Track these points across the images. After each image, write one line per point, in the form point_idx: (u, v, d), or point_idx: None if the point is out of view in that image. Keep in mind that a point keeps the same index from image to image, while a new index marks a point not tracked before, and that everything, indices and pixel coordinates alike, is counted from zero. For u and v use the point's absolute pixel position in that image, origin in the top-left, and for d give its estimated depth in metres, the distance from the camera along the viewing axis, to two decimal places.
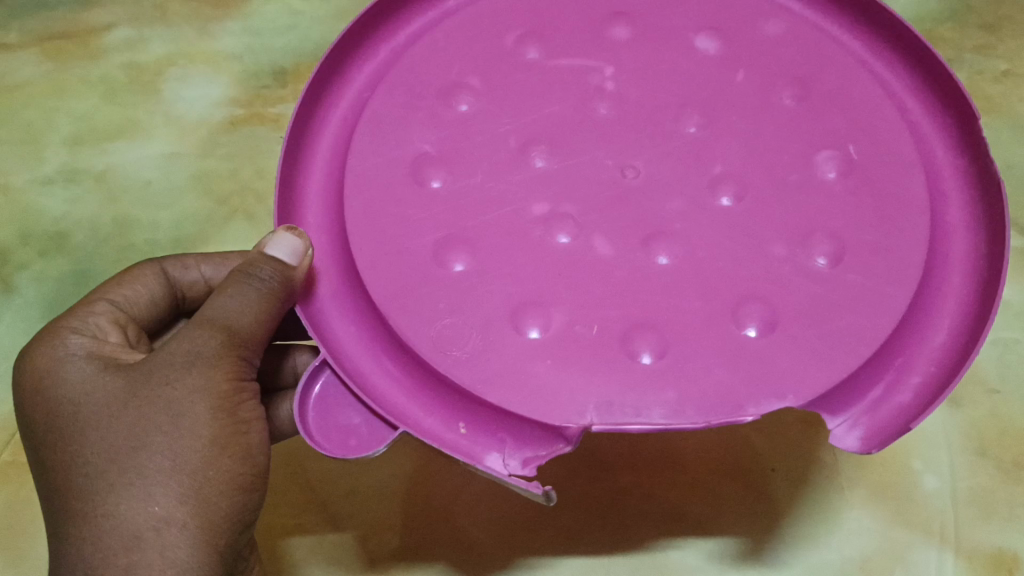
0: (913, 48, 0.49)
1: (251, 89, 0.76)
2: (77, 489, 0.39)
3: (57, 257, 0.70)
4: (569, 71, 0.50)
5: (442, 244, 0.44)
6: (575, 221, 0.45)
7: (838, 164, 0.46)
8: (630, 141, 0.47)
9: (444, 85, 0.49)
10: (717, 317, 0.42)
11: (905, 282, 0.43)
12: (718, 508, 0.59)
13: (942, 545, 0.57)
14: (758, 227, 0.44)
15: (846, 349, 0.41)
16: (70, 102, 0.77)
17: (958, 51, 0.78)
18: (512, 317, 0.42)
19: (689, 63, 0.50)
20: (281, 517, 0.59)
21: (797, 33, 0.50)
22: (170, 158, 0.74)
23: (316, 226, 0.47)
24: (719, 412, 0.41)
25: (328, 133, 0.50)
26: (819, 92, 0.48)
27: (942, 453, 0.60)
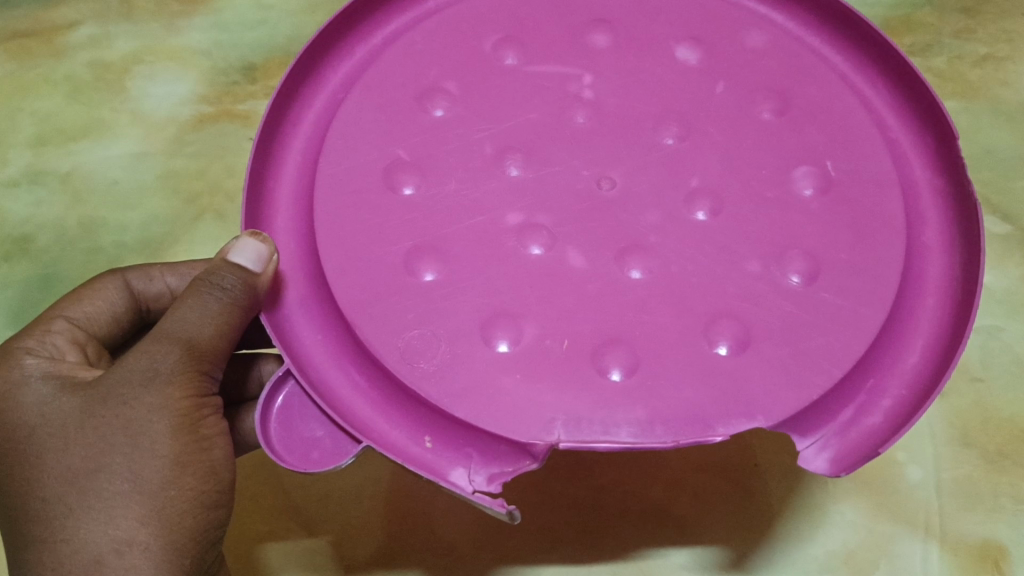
0: (889, 59, 0.49)
1: (218, 85, 0.75)
2: (37, 514, 0.40)
3: (22, 260, 0.69)
4: (547, 78, 0.49)
5: (414, 252, 0.43)
6: (549, 232, 0.44)
7: (816, 181, 0.45)
8: (607, 150, 0.46)
9: (420, 89, 0.48)
10: (687, 334, 0.42)
11: (877, 302, 0.42)
12: (702, 506, 0.58)
13: (927, 537, 0.56)
14: (734, 244, 0.44)
15: (816, 369, 0.41)
16: (34, 103, 0.75)
17: (937, 35, 0.77)
18: (482, 329, 0.42)
19: (667, 71, 0.49)
20: (255, 524, 0.59)
21: (778, 45, 0.50)
22: (136, 157, 0.73)
23: (285, 230, 0.46)
24: (686, 427, 0.40)
25: (301, 133, 0.49)
26: (798, 103, 0.47)
27: (926, 443, 0.60)
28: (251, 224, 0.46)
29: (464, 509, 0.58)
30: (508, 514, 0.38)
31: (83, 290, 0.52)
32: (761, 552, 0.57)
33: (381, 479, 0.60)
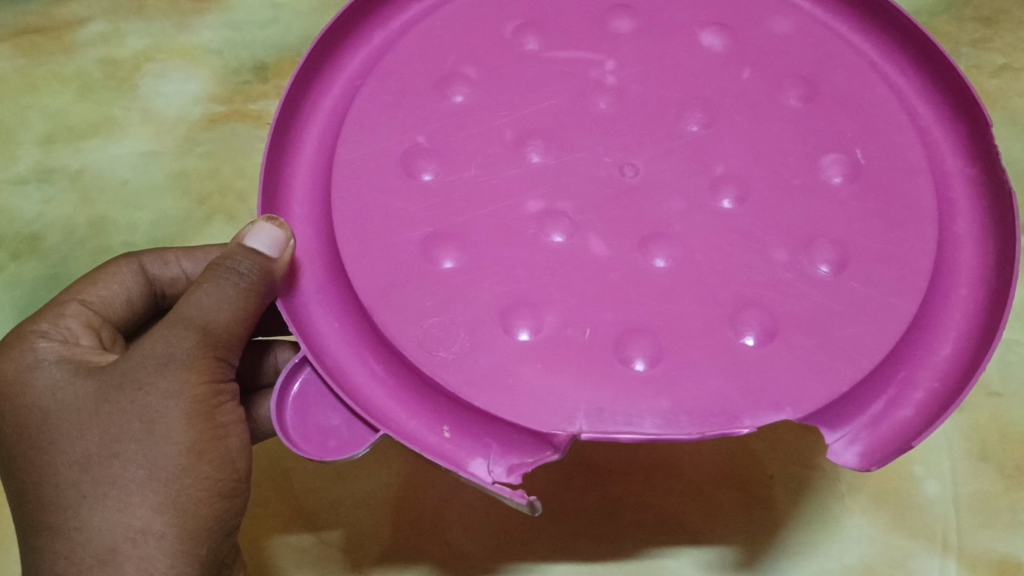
0: (924, 49, 0.48)
1: (230, 85, 0.75)
2: (49, 501, 0.40)
3: (30, 259, 0.68)
4: (568, 63, 0.48)
5: (432, 241, 0.43)
6: (570, 220, 0.43)
7: (844, 168, 0.44)
8: (630, 136, 0.46)
9: (438, 75, 0.47)
10: (713, 323, 0.41)
11: (907, 290, 0.41)
12: (716, 517, 0.58)
13: (946, 552, 0.56)
14: (758, 231, 0.43)
15: (844, 359, 0.40)
16: (44, 99, 0.75)
17: (955, 44, 0.76)
18: (502, 318, 0.41)
19: (692, 58, 0.48)
20: (265, 520, 0.58)
21: (804, 30, 0.49)
22: (147, 156, 0.72)
23: (301, 218, 0.46)
24: (711, 419, 0.39)
25: (317, 121, 0.48)
26: (827, 91, 0.47)
27: (944, 458, 0.59)
28: (266, 211, 0.45)
29: (476, 514, 0.58)
30: (529, 506, 0.37)
31: (97, 274, 0.51)
32: (775, 552, 0.56)
33: (392, 486, 0.59)
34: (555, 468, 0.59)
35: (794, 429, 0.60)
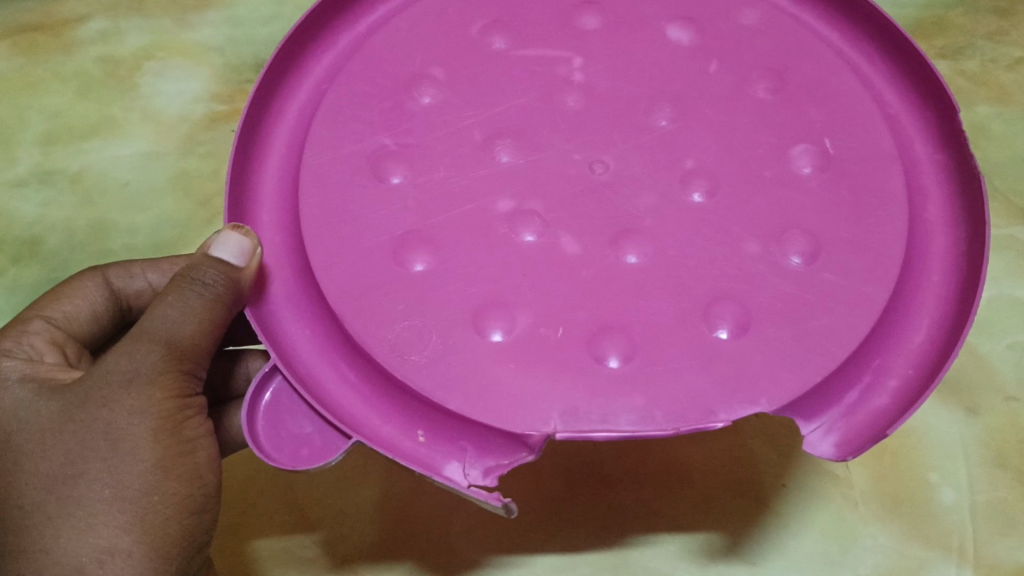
0: (892, 37, 0.47)
1: (230, 83, 0.74)
2: (15, 523, 0.39)
3: (30, 264, 0.67)
4: (534, 62, 0.46)
5: (402, 241, 0.41)
6: (541, 219, 0.42)
7: (814, 158, 0.43)
8: (598, 133, 0.44)
9: (405, 76, 0.46)
10: (686, 316, 0.40)
11: (882, 281, 0.40)
12: (727, 526, 0.56)
13: (962, 562, 0.54)
14: (732, 225, 0.42)
15: (821, 352, 0.39)
16: (43, 99, 0.74)
17: (970, 37, 0.74)
18: (473, 319, 0.40)
19: (661, 54, 0.47)
20: (252, 518, 0.56)
21: (772, 22, 0.47)
22: (149, 157, 0.71)
23: (270, 221, 0.45)
24: (692, 418, 0.38)
25: (285, 122, 0.47)
26: (795, 82, 0.45)
27: (959, 464, 0.57)
28: (234, 216, 0.44)
29: (479, 525, 0.56)
30: (504, 508, 0.36)
31: (61, 290, 0.52)
32: (770, 554, 0.54)
33: (394, 495, 0.57)
34: (552, 468, 0.58)
35: (795, 434, 0.58)
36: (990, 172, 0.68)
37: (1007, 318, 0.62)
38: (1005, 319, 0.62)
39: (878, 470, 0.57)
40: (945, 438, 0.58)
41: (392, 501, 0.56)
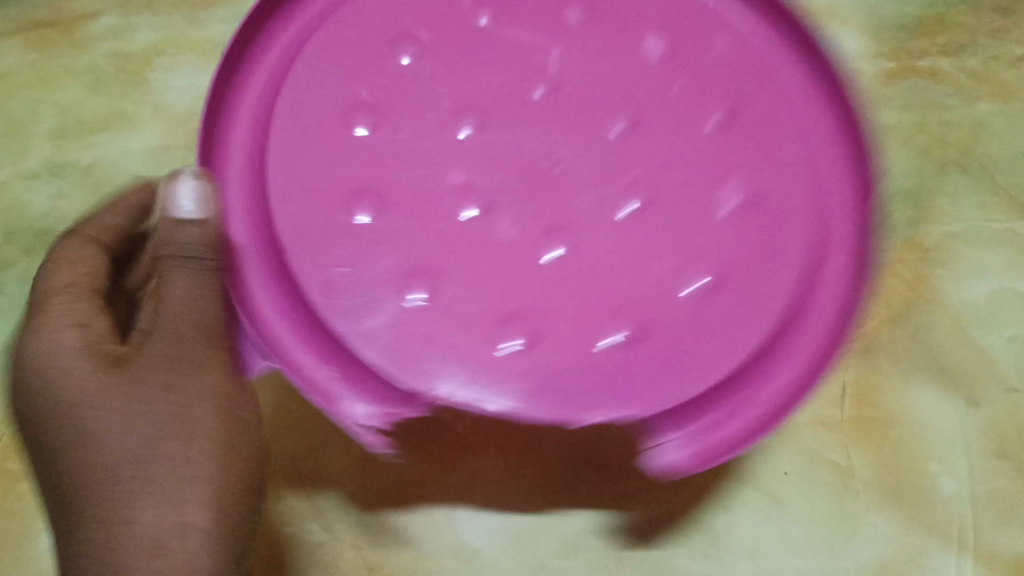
0: (802, 38, 0.51)
1: None
2: (95, 502, 0.44)
3: (45, 255, 0.69)
4: (515, 49, 0.52)
5: (409, 272, 0.49)
6: (483, 196, 0.50)
7: (743, 191, 0.49)
8: (568, 120, 0.51)
9: (391, 33, 0.51)
10: (671, 342, 0.47)
11: (773, 290, 0.48)
12: (731, 514, 0.56)
13: (962, 552, 0.56)
14: (696, 240, 0.49)
15: (738, 328, 0.47)
16: (55, 94, 0.74)
17: (972, 34, 0.74)
18: (491, 336, 0.48)
19: (630, 62, 0.51)
20: (262, 507, 0.56)
21: (742, 48, 0.51)
22: (159, 152, 0.72)
23: (242, 237, 0.50)
24: (573, 410, 0.46)
25: (241, 132, 0.52)
26: (744, 119, 0.50)
27: (960, 455, 0.58)
28: None
29: (483, 513, 0.56)
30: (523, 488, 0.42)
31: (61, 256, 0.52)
32: (780, 547, 0.56)
33: (402, 481, 0.57)
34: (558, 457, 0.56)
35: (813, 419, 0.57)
36: (989, 168, 0.69)
37: (1008, 310, 0.63)
38: (1005, 312, 0.63)
39: (881, 459, 0.58)
40: (947, 429, 0.59)
41: (397, 488, 0.57)
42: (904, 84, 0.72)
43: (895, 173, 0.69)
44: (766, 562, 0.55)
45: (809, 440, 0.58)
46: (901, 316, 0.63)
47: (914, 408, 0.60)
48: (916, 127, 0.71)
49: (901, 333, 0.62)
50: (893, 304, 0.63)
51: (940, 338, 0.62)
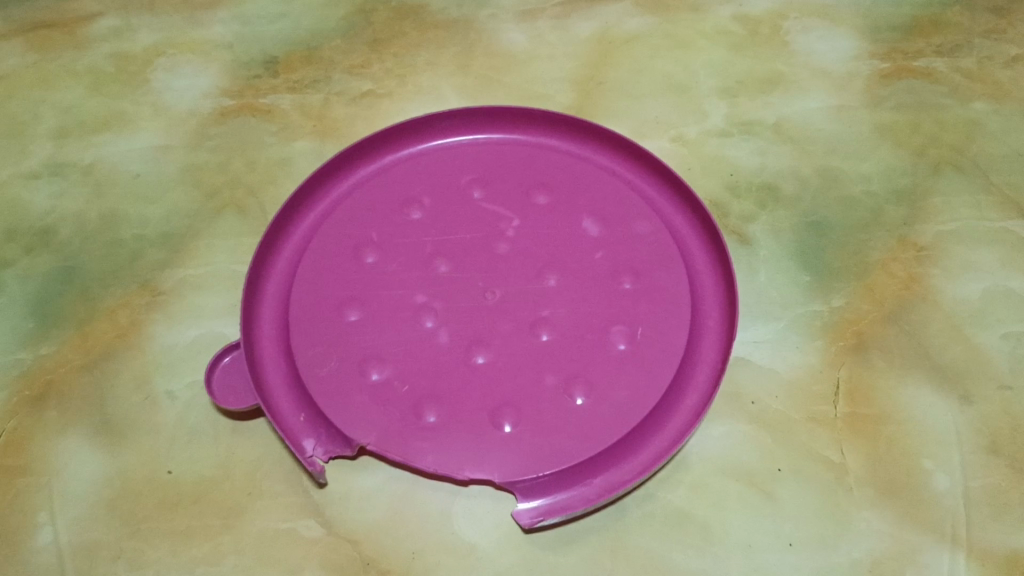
0: (663, 172, 0.67)
1: (242, 80, 0.76)
2: (84, 548, 0.56)
3: (42, 253, 0.68)
4: (503, 190, 0.68)
5: (418, 312, 0.62)
6: (442, 313, 0.62)
7: (648, 229, 0.65)
8: (530, 254, 0.65)
9: (408, 196, 0.68)
10: (578, 376, 0.59)
11: (677, 318, 0.61)
12: (726, 510, 0.57)
13: (955, 547, 0.55)
14: (621, 296, 0.62)
15: (670, 337, 0.60)
16: (56, 94, 0.76)
17: (968, 34, 0.78)
18: (467, 356, 0.61)
19: (570, 180, 0.68)
20: (262, 504, 0.57)
21: (630, 173, 0.69)
22: (159, 150, 0.72)
23: (273, 323, 0.62)
24: (529, 468, 0.56)
25: (294, 243, 0.65)
26: (619, 229, 0.66)
27: (953, 451, 0.59)
28: None
29: (482, 508, 0.57)
30: None
31: None
32: (780, 543, 0.56)
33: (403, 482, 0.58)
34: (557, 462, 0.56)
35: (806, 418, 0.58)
36: (983, 167, 0.71)
37: (1002, 309, 0.64)
38: (999, 311, 0.64)
39: (874, 454, 0.58)
40: (940, 426, 0.59)
41: (396, 484, 0.58)
42: (900, 83, 0.76)
43: (890, 173, 0.71)
44: (760, 558, 0.55)
45: (801, 437, 0.59)
46: (896, 313, 0.64)
47: (908, 405, 0.60)
48: (911, 128, 0.73)
49: (895, 330, 0.63)
50: (887, 300, 0.64)
51: (933, 335, 0.63)
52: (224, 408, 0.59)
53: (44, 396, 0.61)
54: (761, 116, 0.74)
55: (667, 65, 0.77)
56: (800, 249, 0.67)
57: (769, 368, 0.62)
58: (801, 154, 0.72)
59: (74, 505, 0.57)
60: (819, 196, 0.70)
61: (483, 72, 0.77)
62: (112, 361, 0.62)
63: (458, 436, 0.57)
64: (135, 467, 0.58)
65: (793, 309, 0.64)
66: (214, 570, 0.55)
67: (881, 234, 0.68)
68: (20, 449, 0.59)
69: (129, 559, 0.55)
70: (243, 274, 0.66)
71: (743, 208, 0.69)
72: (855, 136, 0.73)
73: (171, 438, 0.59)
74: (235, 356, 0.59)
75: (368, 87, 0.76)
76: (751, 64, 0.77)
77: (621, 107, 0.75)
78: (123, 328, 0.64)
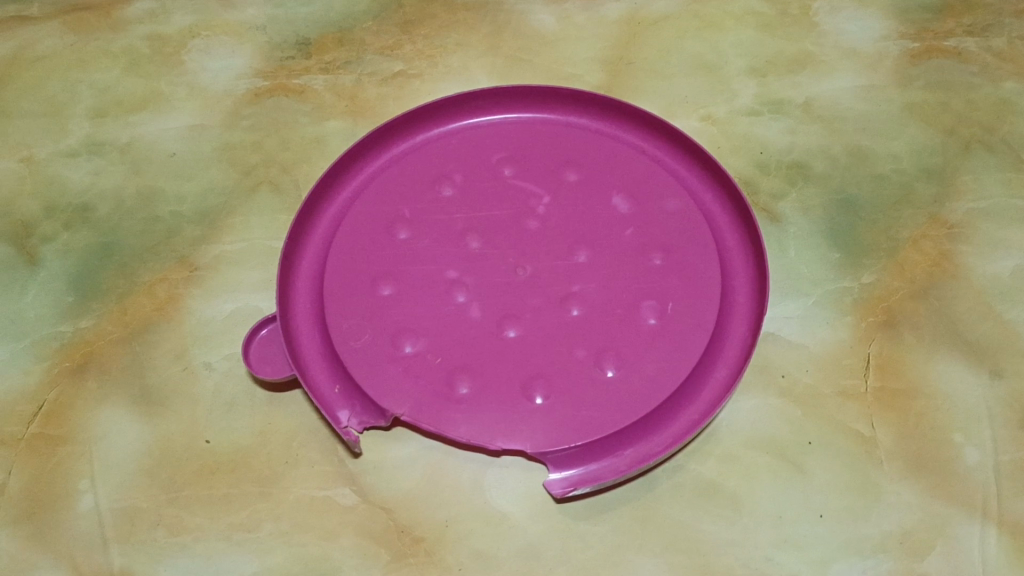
0: (694, 149, 0.67)
1: (275, 61, 0.77)
2: (127, 515, 0.57)
3: (81, 229, 0.69)
4: (534, 168, 0.69)
5: (450, 287, 0.63)
6: (474, 289, 0.63)
7: (680, 207, 0.66)
8: (560, 232, 0.65)
9: (439, 173, 0.68)
10: (608, 350, 0.60)
11: (709, 294, 0.62)
12: (756, 482, 0.57)
13: (985, 520, 0.55)
14: (651, 272, 0.63)
15: (700, 312, 0.61)
16: (93, 75, 0.77)
17: (998, 16, 0.78)
18: (498, 330, 0.61)
19: (600, 157, 0.69)
20: (297, 473, 0.58)
21: (660, 150, 0.69)
22: (194, 129, 0.74)
23: (308, 297, 0.63)
24: (561, 440, 0.57)
25: (326, 219, 0.66)
26: (648, 205, 0.66)
27: (984, 426, 0.59)
28: None
29: (514, 479, 0.58)
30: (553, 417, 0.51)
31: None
32: (810, 516, 0.56)
33: (437, 453, 0.59)
34: (590, 432, 0.57)
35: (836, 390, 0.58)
36: (1014, 146, 0.71)
37: None
38: None
39: (904, 429, 0.59)
40: (970, 401, 0.60)
41: (430, 455, 0.59)
42: (929, 63, 0.75)
43: (920, 152, 0.71)
44: (789, 529, 0.56)
45: (831, 411, 0.59)
46: (926, 290, 0.64)
47: (938, 380, 0.60)
48: (941, 107, 0.73)
49: (925, 306, 0.63)
50: (917, 277, 0.65)
51: (964, 311, 0.63)
52: (260, 379, 0.60)
53: (85, 367, 0.62)
54: (789, 96, 0.74)
55: (695, 46, 0.77)
56: (829, 226, 0.67)
57: (798, 342, 0.62)
58: (830, 133, 0.72)
59: (115, 472, 0.58)
60: (848, 174, 0.70)
61: (513, 53, 0.77)
62: (151, 333, 0.64)
63: (489, 407, 0.58)
64: (175, 435, 0.60)
65: (822, 285, 0.64)
66: (252, 536, 0.56)
67: (910, 211, 0.68)
68: (61, 418, 0.61)
69: (169, 525, 0.56)
70: (278, 250, 0.67)
71: (773, 186, 0.69)
72: (884, 114, 0.73)
73: (209, 408, 0.60)
74: (272, 328, 0.60)
75: (399, 67, 0.77)
76: (780, 44, 0.77)
77: (650, 87, 0.75)
78: (162, 302, 0.65)
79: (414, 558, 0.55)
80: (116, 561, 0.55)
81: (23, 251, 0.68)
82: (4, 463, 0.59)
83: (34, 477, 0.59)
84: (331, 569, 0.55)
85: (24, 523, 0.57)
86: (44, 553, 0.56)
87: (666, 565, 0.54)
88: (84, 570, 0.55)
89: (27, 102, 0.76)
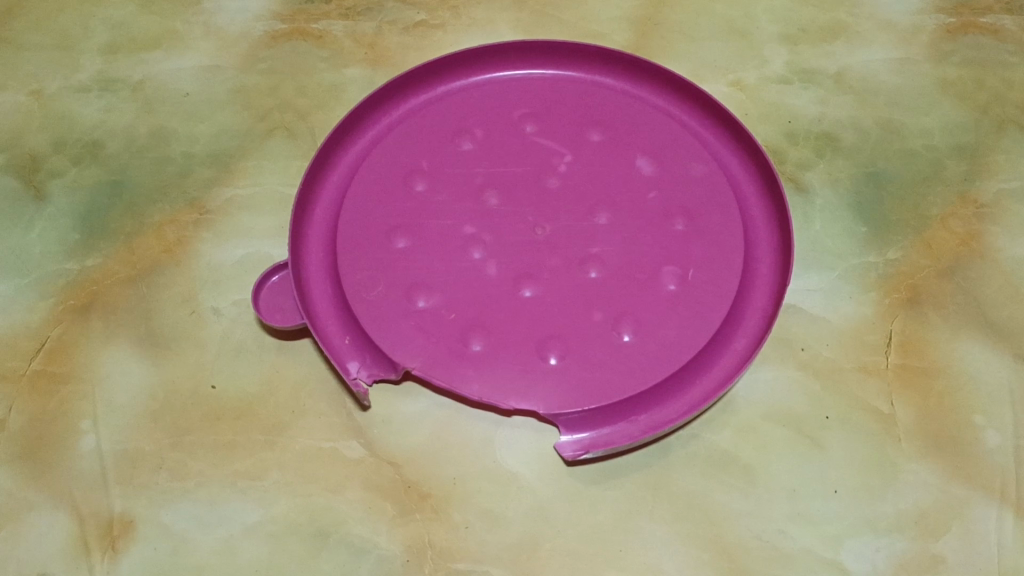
0: (722, 115, 0.65)
1: (293, 4, 0.75)
2: (129, 459, 0.56)
3: (91, 166, 0.67)
4: (557, 126, 0.67)
5: (467, 243, 0.62)
6: (491, 246, 0.62)
7: (705, 172, 0.64)
8: (582, 192, 0.64)
9: (459, 127, 0.66)
10: (626, 314, 0.59)
11: (732, 263, 0.60)
12: (772, 454, 0.56)
13: (1003, 503, 0.54)
14: (673, 237, 0.61)
15: (721, 281, 0.59)
16: (107, 11, 0.75)
17: None
18: (514, 288, 0.60)
19: (625, 117, 0.67)
20: (303, 422, 0.57)
21: (687, 114, 0.67)
22: (209, 70, 0.72)
23: (320, 245, 0.61)
24: (575, 402, 0.55)
25: (341, 168, 0.65)
26: (672, 169, 0.64)
27: (1005, 407, 0.58)
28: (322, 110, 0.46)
29: (525, 440, 0.57)
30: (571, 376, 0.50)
31: None
32: (824, 490, 0.55)
33: (446, 409, 0.57)
34: (605, 396, 0.55)
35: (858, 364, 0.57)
36: None
37: None
38: None
39: (925, 408, 0.57)
40: (993, 383, 0.58)
41: (440, 412, 0.57)
42: (965, 39, 0.73)
43: (952, 129, 0.69)
44: (804, 503, 0.55)
45: (850, 386, 0.58)
46: (953, 269, 0.63)
47: (961, 361, 0.59)
48: (975, 84, 0.71)
49: (952, 286, 0.62)
50: (944, 255, 0.63)
51: (990, 292, 0.62)
52: (269, 326, 0.59)
53: (90, 306, 0.61)
54: (821, 65, 0.72)
55: (726, 11, 0.75)
56: (857, 200, 0.66)
57: (820, 316, 0.61)
58: (861, 105, 0.70)
59: (118, 413, 0.57)
60: (878, 147, 0.68)
61: (538, 8, 0.75)
62: (159, 275, 0.62)
63: (503, 365, 0.57)
64: (181, 379, 0.58)
65: (847, 259, 0.63)
66: (256, 484, 0.55)
67: (940, 189, 0.66)
68: (64, 357, 0.59)
69: (172, 469, 0.55)
70: (292, 197, 0.65)
71: (800, 155, 0.68)
72: (917, 89, 0.71)
73: (216, 353, 0.59)
74: (283, 276, 0.59)
75: (421, 17, 0.75)
76: (814, 12, 0.75)
77: (678, 50, 0.73)
78: (170, 244, 0.63)
79: (420, 515, 0.54)
80: (117, 503, 0.54)
81: (30, 186, 0.67)
82: (5, 400, 0.58)
83: (34, 415, 0.57)
84: (336, 522, 0.54)
85: (24, 462, 0.56)
86: (45, 493, 0.55)
87: (676, 534, 0.53)
88: (84, 510, 0.54)
89: (38, 34, 0.74)
